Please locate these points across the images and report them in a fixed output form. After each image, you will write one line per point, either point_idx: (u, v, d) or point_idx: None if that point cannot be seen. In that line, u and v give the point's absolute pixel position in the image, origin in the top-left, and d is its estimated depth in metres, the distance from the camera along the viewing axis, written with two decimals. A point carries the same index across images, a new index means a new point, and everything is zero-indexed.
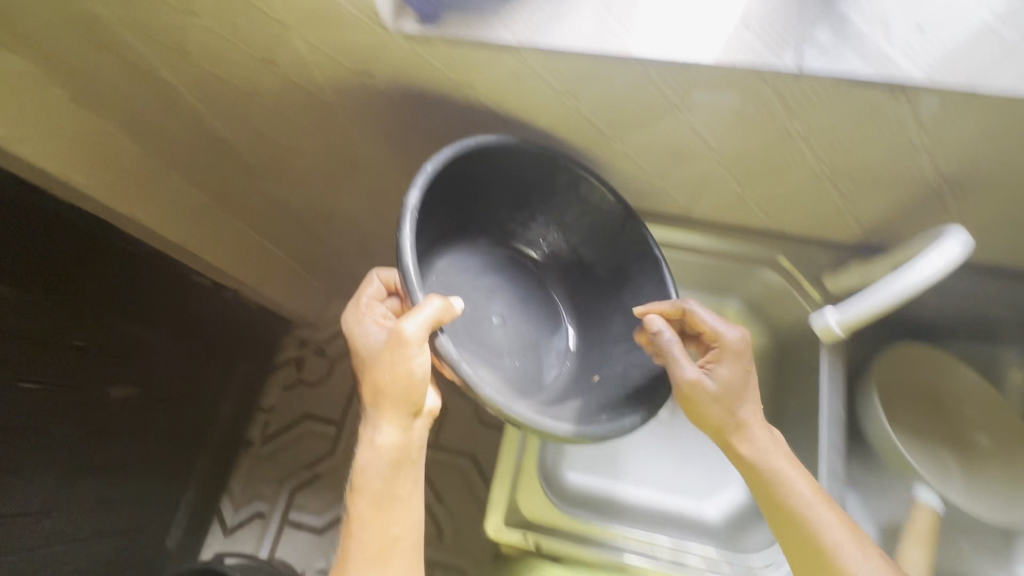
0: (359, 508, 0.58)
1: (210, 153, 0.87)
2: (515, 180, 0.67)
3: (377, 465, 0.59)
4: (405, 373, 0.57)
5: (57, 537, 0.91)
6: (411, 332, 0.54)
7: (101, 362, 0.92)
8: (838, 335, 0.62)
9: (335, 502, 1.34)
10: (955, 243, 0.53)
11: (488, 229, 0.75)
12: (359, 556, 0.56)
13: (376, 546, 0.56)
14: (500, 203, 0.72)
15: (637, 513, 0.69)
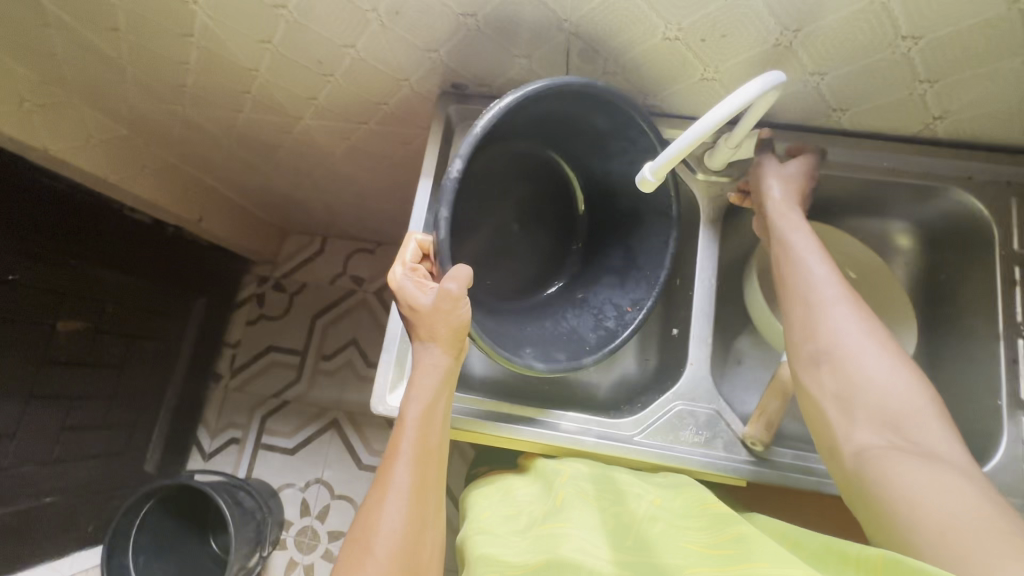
0: (411, 409, 0.55)
1: (98, 80, 0.82)
2: (557, 113, 0.62)
3: (433, 372, 0.56)
4: (457, 319, 0.56)
5: (24, 460, 0.97)
6: (455, 292, 0.54)
7: (39, 298, 0.96)
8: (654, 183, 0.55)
9: (303, 425, 1.40)
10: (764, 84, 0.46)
11: (535, 137, 0.69)
12: (407, 452, 0.53)
13: (425, 447, 0.54)
14: (556, 124, 0.65)
15: (527, 391, 0.70)
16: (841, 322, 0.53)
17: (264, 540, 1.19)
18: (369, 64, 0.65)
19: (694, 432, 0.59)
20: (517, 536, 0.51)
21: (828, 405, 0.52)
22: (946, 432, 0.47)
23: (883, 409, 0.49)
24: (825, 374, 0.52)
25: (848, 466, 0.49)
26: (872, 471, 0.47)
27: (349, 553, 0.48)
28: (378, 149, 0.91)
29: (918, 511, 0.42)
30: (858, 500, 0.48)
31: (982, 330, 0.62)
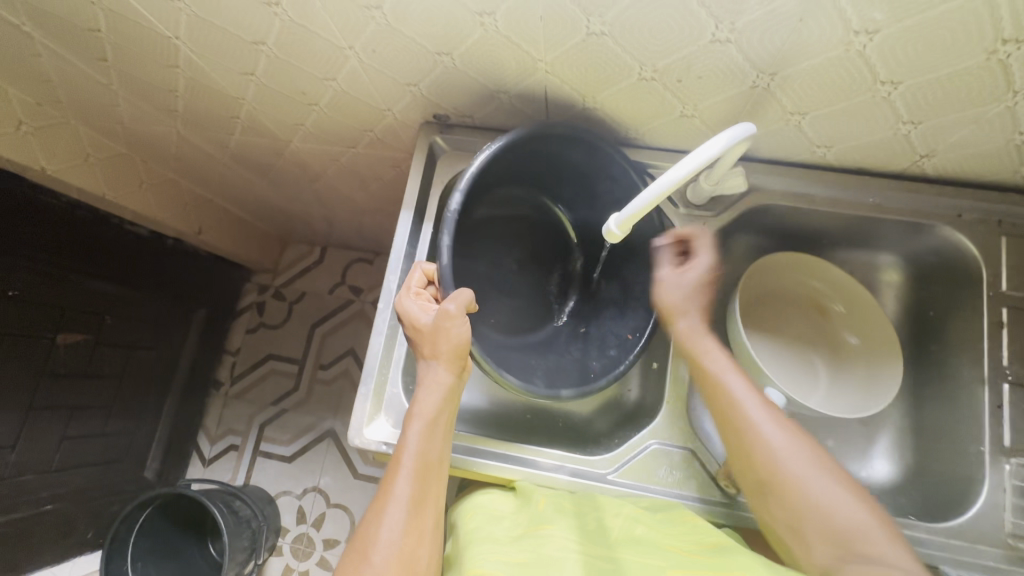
0: (414, 423, 0.54)
1: (92, 103, 0.83)
2: (558, 155, 0.63)
3: (438, 389, 0.56)
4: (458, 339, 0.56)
5: (25, 470, 1.00)
6: (454, 312, 0.54)
7: (39, 312, 0.98)
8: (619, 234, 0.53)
9: (300, 433, 1.42)
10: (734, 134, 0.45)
11: (531, 184, 0.70)
12: (409, 466, 0.52)
13: (427, 461, 0.53)
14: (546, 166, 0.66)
15: (514, 422, 0.71)
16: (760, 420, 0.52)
17: (259, 548, 1.19)
18: (352, 96, 0.65)
19: (669, 472, 0.59)
20: (502, 531, 0.51)
21: (743, 417, 0.52)
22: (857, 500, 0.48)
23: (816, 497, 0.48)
24: (737, 385, 0.54)
25: (762, 473, 0.50)
26: (790, 476, 0.49)
27: (346, 564, 0.48)
28: (369, 170, 0.91)
29: (841, 522, 0.46)
30: (772, 505, 0.50)
31: (969, 371, 0.61)
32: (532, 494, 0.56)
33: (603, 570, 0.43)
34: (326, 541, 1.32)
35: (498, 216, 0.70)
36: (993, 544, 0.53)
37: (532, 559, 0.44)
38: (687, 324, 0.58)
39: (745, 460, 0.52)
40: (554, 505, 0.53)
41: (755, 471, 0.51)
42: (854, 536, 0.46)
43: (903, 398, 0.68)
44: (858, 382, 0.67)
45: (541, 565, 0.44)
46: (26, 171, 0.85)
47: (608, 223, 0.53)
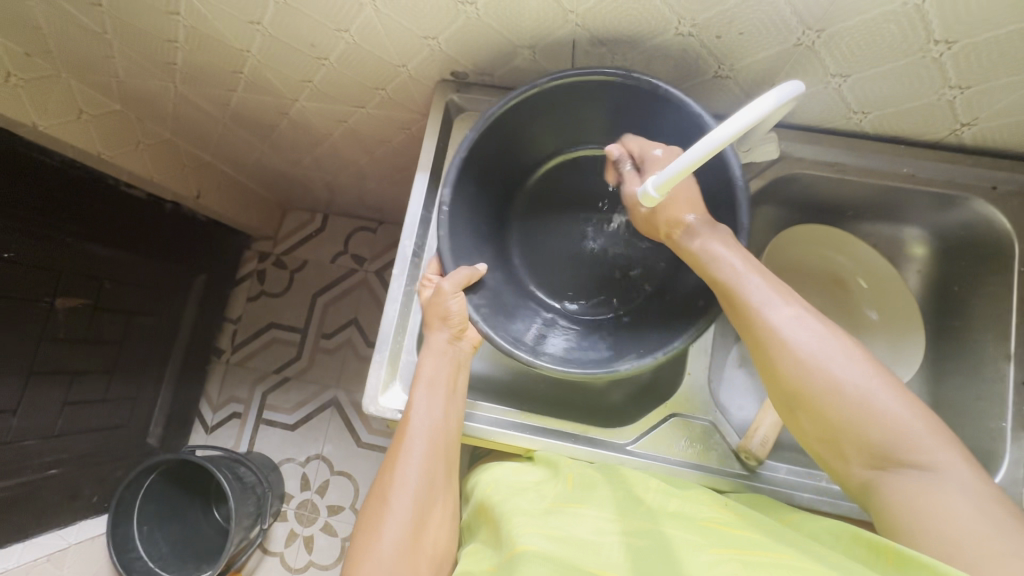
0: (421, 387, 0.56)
1: (86, 56, 0.79)
2: (580, 112, 0.61)
3: (441, 357, 0.58)
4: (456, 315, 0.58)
5: (28, 434, 0.99)
6: (447, 288, 0.58)
7: (36, 275, 0.95)
8: (654, 197, 0.50)
9: (303, 401, 1.41)
10: (776, 94, 0.40)
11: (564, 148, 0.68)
12: (418, 427, 0.54)
13: (435, 424, 0.55)
14: (579, 115, 0.63)
15: (528, 394, 0.70)
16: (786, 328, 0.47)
17: (264, 513, 1.20)
18: (365, 50, 0.62)
19: (688, 443, 0.59)
20: (531, 503, 0.51)
21: (761, 329, 0.48)
22: (907, 407, 0.44)
23: (859, 408, 0.44)
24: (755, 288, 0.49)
25: (789, 387, 0.47)
26: (819, 388, 0.45)
27: (370, 506, 0.52)
28: (377, 134, 0.88)
29: (884, 433, 0.44)
30: (801, 419, 0.47)
31: (994, 348, 0.60)
32: (556, 467, 0.56)
33: (635, 548, 0.43)
34: (330, 507, 1.33)
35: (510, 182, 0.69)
36: None
37: (568, 539, 0.44)
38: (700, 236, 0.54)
39: (770, 378, 0.49)
40: (581, 481, 0.53)
41: (781, 388, 0.48)
42: (894, 447, 0.44)
43: (921, 373, 0.67)
44: (877, 357, 0.67)
45: (580, 547, 0.43)
46: (17, 127, 0.82)
47: (646, 186, 0.50)
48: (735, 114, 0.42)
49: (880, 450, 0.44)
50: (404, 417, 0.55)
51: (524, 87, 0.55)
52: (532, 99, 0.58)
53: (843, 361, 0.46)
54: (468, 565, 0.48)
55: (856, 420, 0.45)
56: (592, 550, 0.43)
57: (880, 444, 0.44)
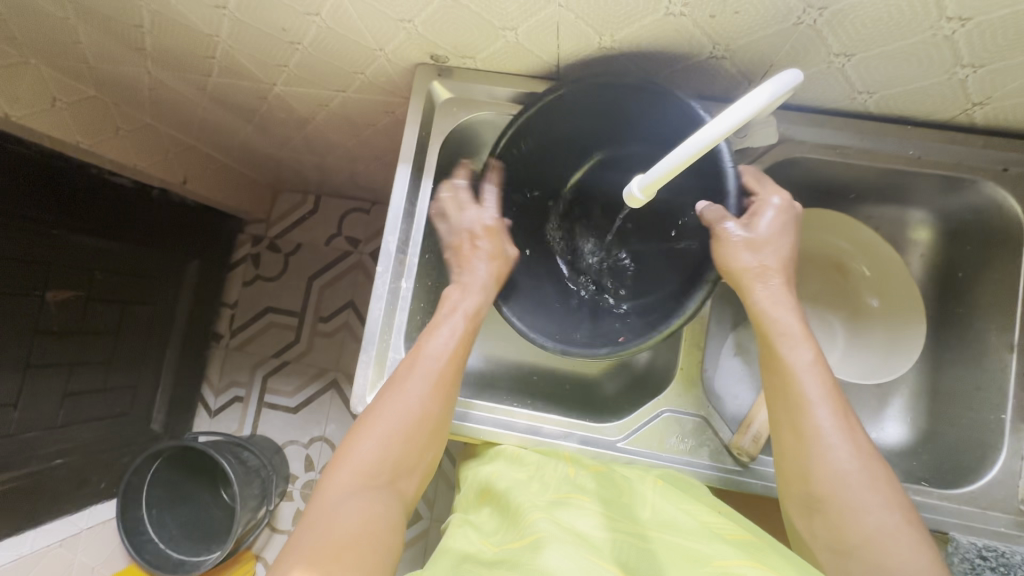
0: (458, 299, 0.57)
1: (54, 43, 0.76)
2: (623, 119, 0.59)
3: (479, 283, 0.58)
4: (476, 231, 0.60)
5: (31, 426, 1.00)
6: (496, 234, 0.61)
7: (25, 269, 0.95)
8: (642, 199, 0.48)
9: (304, 385, 1.42)
10: (771, 85, 0.38)
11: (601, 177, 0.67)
12: (446, 334, 0.55)
13: (464, 332, 0.55)
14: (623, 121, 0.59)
15: (519, 386, 0.69)
16: (830, 436, 0.48)
17: (270, 495, 1.23)
18: (339, 33, 0.58)
19: (680, 439, 0.59)
20: (537, 496, 0.50)
21: (807, 424, 0.49)
22: (920, 547, 0.44)
23: (877, 533, 0.45)
24: (813, 388, 0.49)
25: (816, 487, 0.48)
26: (845, 501, 0.46)
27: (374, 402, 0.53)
28: (361, 117, 0.85)
29: (889, 557, 0.44)
30: (816, 522, 0.48)
31: (997, 338, 0.58)
32: (556, 460, 0.56)
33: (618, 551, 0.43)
34: None
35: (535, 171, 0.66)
36: (1003, 510, 0.53)
37: (566, 530, 0.44)
38: (778, 319, 0.52)
39: (796, 472, 0.49)
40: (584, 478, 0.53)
41: (808, 486, 0.48)
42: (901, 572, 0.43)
43: (921, 359, 0.65)
44: (876, 345, 0.65)
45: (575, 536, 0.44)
46: None
47: (631, 187, 0.48)
48: (729, 106, 0.39)
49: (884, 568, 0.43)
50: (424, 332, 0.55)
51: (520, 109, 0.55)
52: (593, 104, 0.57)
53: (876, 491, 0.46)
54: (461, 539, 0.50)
55: (869, 539, 0.45)
56: (589, 544, 0.43)
57: (888, 568, 0.43)
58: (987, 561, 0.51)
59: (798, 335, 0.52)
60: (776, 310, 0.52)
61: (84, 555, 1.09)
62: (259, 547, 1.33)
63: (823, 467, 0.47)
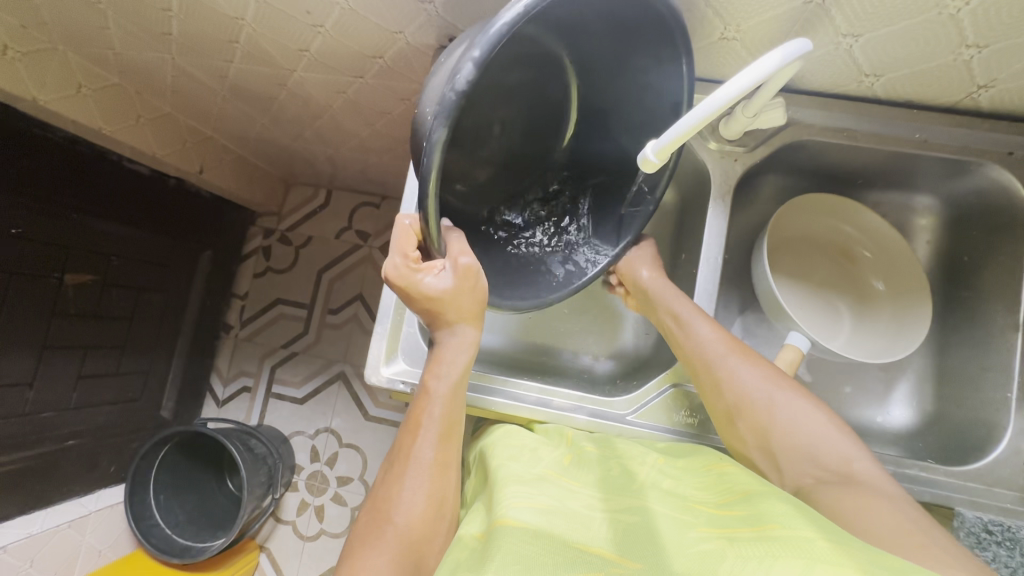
0: (438, 385, 0.56)
1: (81, 30, 0.78)
2: (631, 16, 0.48)
3: (460, 358, 0.56)
4: (449, 299, 0.53)
5: (46, 407, 1.01)
6: (461, 265, 0.51)
7: (46, 251, 0.97)
8: (654, 163, 0.48)
9: (311, 376, 1.43)
10: (778, 53, 0.39)
11: (550, 89, 0.57)
12: (433, 430, 0.56)
13: (448, 422, 0.56)
14: (624, 19, 0.49)
15: (530, 366, 0.71)
16: (731, 366, 0.55)
17: (275, 483, 1.24)
18: (361, 15, 0.60)
19: (687, 414, 0.60)
20: (524, 469, 0.51)
21: (708, 360, 0.56)
22: (823, 422, 0.52)
23: (789, 425, 0.52)
24: (704, 331, 0.57)
25: (731, 399, 0.54)
26: (761, 406, 0.53)
27: (369, 516, 0.53)
28: (377, 105, 0.87)
29: (806, 441, 0.51)
30: (741, 429, 0.54)
31: (1002, 318, 0.59)
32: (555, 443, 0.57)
33: (609, 533, 0.44)
34: (339, 478, 1.36)
35: (512, 88, 0.54)
36: (1010, 487, 0.54)
37: (559, 509, 0.45)
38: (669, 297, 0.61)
39: (715, 395, 0.56)
40: (576, 460, 0.54)
41: (723, 400, 0.55)
42: (819, 452, 0.50)
43: (926, 343, 0.66)
44: (882, 327, 0.66)
45: (567, 516, 0.45)
46: (18, 101, 0.82)
47: (644, 151, 0.48)
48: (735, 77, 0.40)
49: (812, 454, 0.50)
50: (410, 422, 0.56)
51: (449, 94, 0.41)
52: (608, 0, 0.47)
53: (784, 396, 0.53)
54: (468, 520, 0.50)
55: (785, 433, 0.52)
56: (584, 525, 0.44)
57: (819, 459, 0.50)
58: (993, 536, 0.53)
59: (690, 311, 0.59)
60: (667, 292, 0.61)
61: (92, 537, 1.10)
62: (264, 537, 1.34)
63: (727, 391, 0.55)
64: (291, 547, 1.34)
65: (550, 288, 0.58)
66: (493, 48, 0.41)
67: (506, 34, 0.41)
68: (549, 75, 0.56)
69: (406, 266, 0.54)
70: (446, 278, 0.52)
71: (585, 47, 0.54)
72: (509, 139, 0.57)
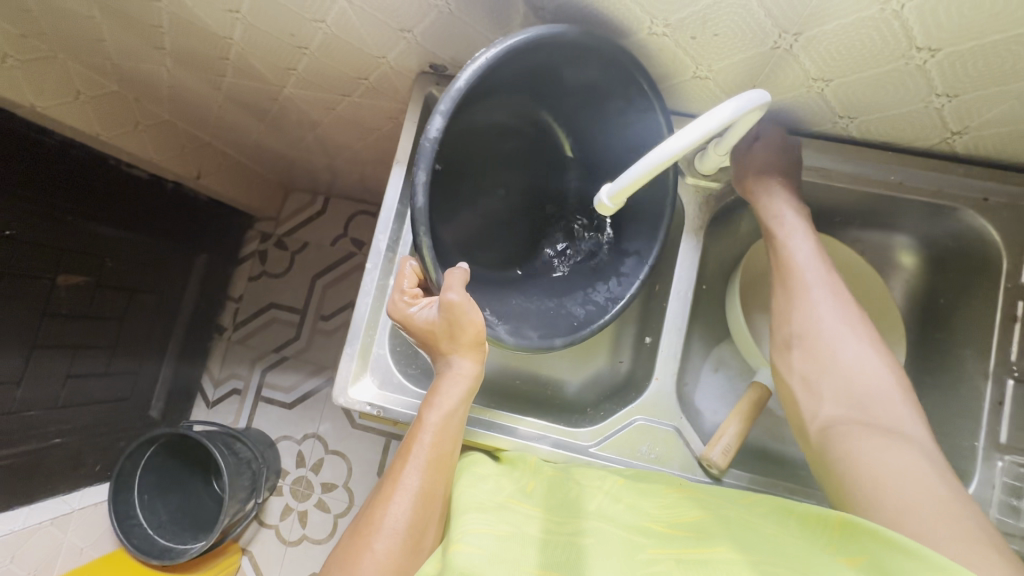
0: (430, 415, 0.54)
1: (79, 40, 0.80)
2: (586, 78, 0.58)
3: (457, 390, 0.55)
4: (442, 328, 0.55)
5: (34, 404, 1.03)
6: (452, 300, 0.53)
7: (40, 253, 0.98)
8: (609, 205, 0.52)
9: (300, 381, 1.44)
10: (725, 110, 0.42)
11: (541, 152, 0.68)
12: (421, 459, 0.53)
13: (440, 453, 0.53)
14: (583, 83, 0.59)
15: (504, 387, 0.71)
16: (818, 303, 0.55)
17: (259, 488, 1.24)
18: (344, 39, 0.61)
19: (652, 447, 0.60)
20: (484, 496, 0.52)
21: (803, 282, 0.56)
22: (888, 381, 0.51)
23: (850, 377, 0.52)
24: (803, 255, 0.56)
25: (801, 330, 0.55)
26: (829, 350, 0.53)
27: (350, 544, 0.50)
28: (366, 121, 0.88)
29: (861, 388, 0.51)
30: (795, 356, 0.56)
31: (973, 364, 0.59)
32: (518, 467, 0.57)
33: (561, 560, 0.44)
34: (323, 484, 1.37)
35: (496, 147, 0.65)
36: None
37: (514, 536, 0.46)
38: (772, 211, 0.58)
39: (784, 320, 0.57)
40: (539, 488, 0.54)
41: (789, 326, 0.56)
42: (872, 400, 0.51)
43: (899, 384, 0.66)
44: None
45: (517, 543, 0.45)
46: (16, 107, 0.84)
47: (600, 195, 0.52)
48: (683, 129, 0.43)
49: (860, 401, 0.51)
50: (403, 448, 0.54)
51: (425, 144, 0.50)
52: (550, 67, 0.57)
53: (856, 347, 0.53)
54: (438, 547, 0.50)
55: (841, 380, 0.52)
56: (537, 551, 0.45)
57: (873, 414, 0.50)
58: None
59: (797, 234, 0.57)
60: (779, 200, 0.58)
61: (74, 536, 1.11)
62: (246, 541, 1.35)
63: (802, 321, 0.55)
64: (274, 551, 1.34)
65: (574, 329, 0.61)
66: (455, 104, 0.50)
67: (466, 92, 0.50)
68: (542, 140, 0.67)
69: (402, 302, 0.57)
70: (434, 309, 0.55)
71: (568, 115, 0.66)
72: (513, 199, 0.67)
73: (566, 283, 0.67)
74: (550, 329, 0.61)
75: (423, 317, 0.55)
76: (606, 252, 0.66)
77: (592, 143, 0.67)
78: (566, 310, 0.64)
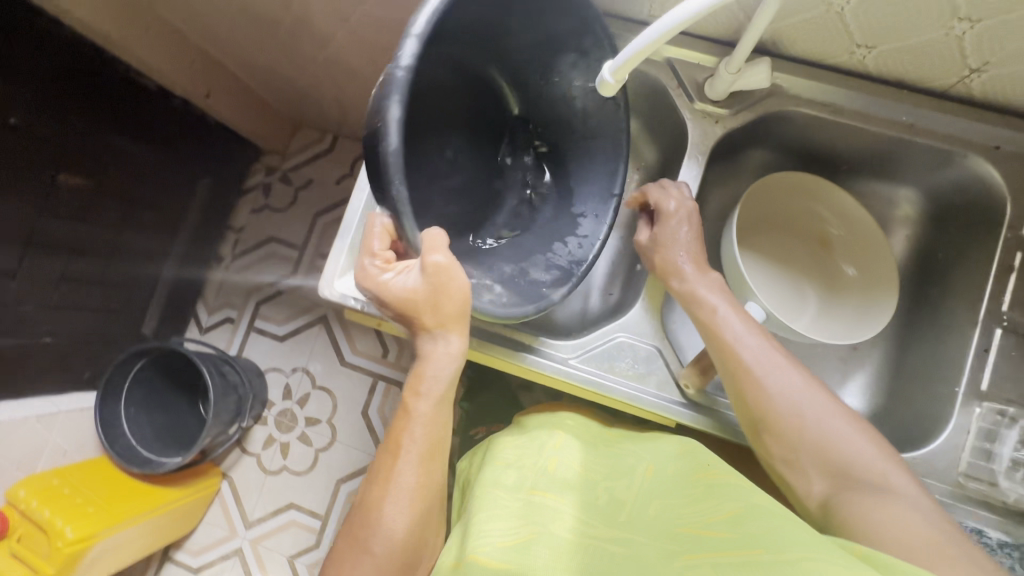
0: (418, 405, 0.58)
1: None
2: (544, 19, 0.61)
3: (443, 375, 0.57)
4: (422, 296, 0.53)
5: (30, 300, 1.04)
6: (436, 263, 0.51)
7: (40, 147, 0.98)
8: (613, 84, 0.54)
9: (293, 316, 1.44)
10: None
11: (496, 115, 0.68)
12: (413, 452, 0.57)
13: (430, 443, 0.58)
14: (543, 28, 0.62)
15: None
16: (770, 381, 0.54)
17: (242, 414, 1.26)
18: None
19: (630, 363, 0.63)
20: (511, 494, 0.56)
21: (746, 370, 0.55)
22: (852, 430, 0.53)
23: (824, 439, 0.53)
24: (736, 329, 0.56)
25: (762, 415, 0.55)
26: (798, 424, 0.53)
27: (356, 531, 0.57)
28: (380, 39, 0.87)
29: (839, 450, 0.52)
30: (767, 441, 0.55)
31: (964, 314, 0.61)
32: (542, 452, 0.62)
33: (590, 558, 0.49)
34: (308, 419, 1.38)
35: (466, 100, 0.64)
36: (942, 480, 0.56)
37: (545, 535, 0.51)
38: (707, 296, 0.59)
39: (744, 411, 0.56)
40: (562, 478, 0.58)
41: (751, 413, 0.55)
42: (852, 464, 0.51)
43: (890, 335, 0.68)
44: (845, 312, 0.66)
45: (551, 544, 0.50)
46: None
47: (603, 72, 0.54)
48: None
49: (839, 466, 0.52)
50: (394, 440, 0.59)
51: (395, 71, 0.48)
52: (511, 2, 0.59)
53: (819, 411, 0.54)
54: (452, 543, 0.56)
55: (817, 446, 0.53)
56: (562, 550, 0.50)
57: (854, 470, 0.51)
58: None
59: (728, 312, 0.57)
60: (705, 288, 0.59)
61: (59, 437, 1.13)
62: (228, 466, 1.37)
63: (755, 404, 0.55)
64: (253, 479, 1.36)
65: (546, 292, 0.63)
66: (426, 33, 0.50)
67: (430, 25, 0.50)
68: (491, 101, 0.68)
69: (376, 271, 0.54)
70: (415, 275, 0.53)
71: (517, 71, 0.67)
72: (477, 157, 0.66)
73: (528, 248, 0.67)
74: (523, 291, 0.62)
75: (401, 285, 0.53)
76: (564, 217, 0.69)
77: (536, 103, 0.69)
78: (534, 271, 0.65)
